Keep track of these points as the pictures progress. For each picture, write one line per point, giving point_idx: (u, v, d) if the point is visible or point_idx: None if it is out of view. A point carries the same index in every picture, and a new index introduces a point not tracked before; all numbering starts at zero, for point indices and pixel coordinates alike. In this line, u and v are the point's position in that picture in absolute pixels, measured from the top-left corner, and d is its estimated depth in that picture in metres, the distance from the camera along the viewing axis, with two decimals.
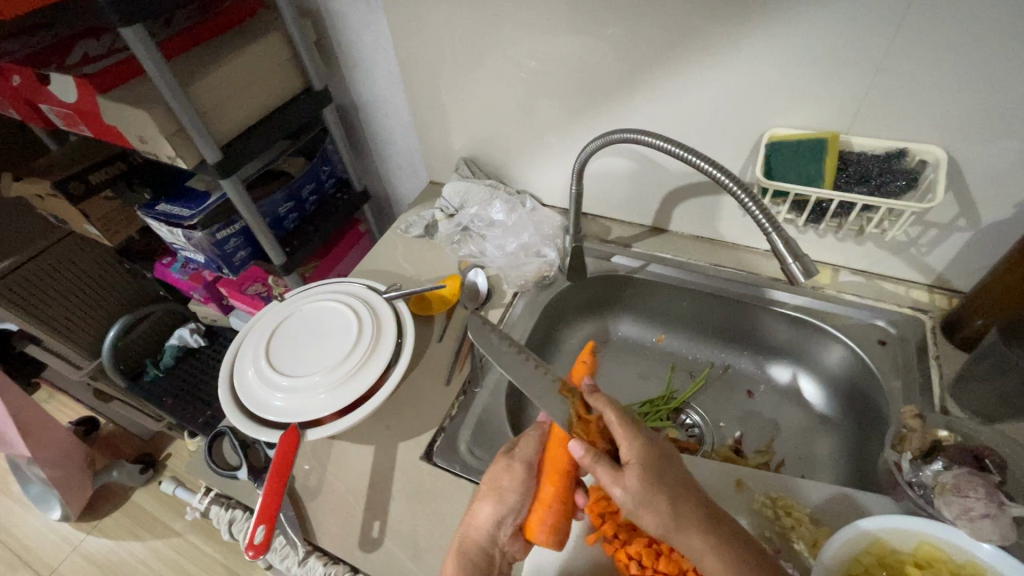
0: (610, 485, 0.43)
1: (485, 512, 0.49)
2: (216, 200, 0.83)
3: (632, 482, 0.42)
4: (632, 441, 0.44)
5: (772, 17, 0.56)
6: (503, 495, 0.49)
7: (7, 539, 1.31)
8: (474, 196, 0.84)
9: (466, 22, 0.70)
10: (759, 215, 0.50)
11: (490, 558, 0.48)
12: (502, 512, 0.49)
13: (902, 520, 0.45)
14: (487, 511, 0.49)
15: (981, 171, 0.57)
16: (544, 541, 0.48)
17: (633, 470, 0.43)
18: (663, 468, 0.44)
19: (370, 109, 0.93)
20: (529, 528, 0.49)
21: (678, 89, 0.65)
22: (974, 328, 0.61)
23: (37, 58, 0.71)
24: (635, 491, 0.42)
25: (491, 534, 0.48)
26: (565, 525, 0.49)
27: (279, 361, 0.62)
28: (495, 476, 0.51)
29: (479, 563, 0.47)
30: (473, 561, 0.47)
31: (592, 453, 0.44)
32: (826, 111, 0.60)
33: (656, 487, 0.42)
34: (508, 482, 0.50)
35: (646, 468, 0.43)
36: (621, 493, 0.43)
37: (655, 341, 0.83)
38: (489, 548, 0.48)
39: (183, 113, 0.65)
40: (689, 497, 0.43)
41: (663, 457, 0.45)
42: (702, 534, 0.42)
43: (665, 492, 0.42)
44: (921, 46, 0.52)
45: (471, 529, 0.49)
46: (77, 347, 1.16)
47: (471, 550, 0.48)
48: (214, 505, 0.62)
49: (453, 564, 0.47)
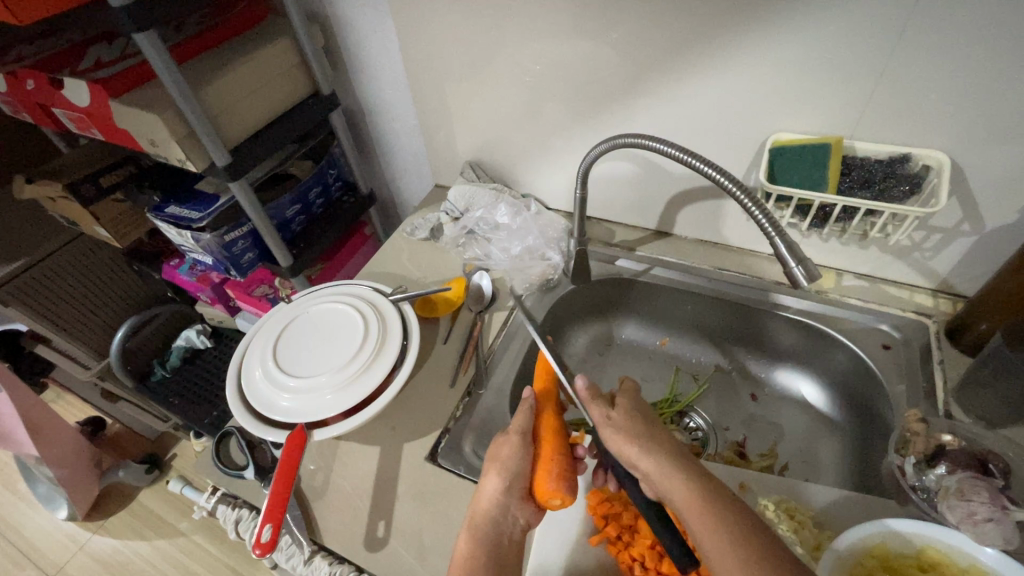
0: (598, 419, 0.52)
1: (491, 484, 0.50)
2: (224, 203, 0.85)
3: (617, 412, 0.51)
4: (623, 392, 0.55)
5: (778, 22, 0.56)
6: (506, 463, 0.51)
7: (14, 538, 1.32)
8: (479, 199, 0.84)
9: (472, 27, 0.71)
10: (762, 219, 0.51)
11: (501, 525, 0.49)
12: (507, 477, 0.50)
13: (892, 523, 0.45)
14: (495, 480, 0.50)
15: (984, 176, 0.57)
16: (556, 492, 0.50)
17: (618, 408, 0.52)
18: (645, 413, 0.52)
19: (376, 112, 0.94)
20: (538, 488, 0.51)
21: (682, 94, 0.66)
22: (979, 332, 0.61)
23: (50, 63, 0.72)
24: (619, 421, 0.51)
25: (501, 504, 0.50)
26: (572, 475, 0.52)
27: (285, 362, 0.63)
28: (495, 451, 0.53)
29: (491, 533, 0.49)
30: (486, 532, 0.48)
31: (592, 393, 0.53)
32: (829, 116, 0.61)
33: (639, 421, 0.51)
34: (506, 454, 0.52)
35: (633, 406, 0.52)
36: (607, 423, 0.51)
37: (658, 345, 0.84)
38: (500, 517, 0.50)
39: (195, 121, 0.66)
40: (666, 433, 0.50)
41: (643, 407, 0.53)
42: (673, 459, 0.46)
43: (645, 425, 0.50)
44: (923, 51, 0.52)
45: (479, 503, 0.50)
46: (85, 347, 1.17)
47: (483, 522, 0.49)
48: (220, 505, 0.62)
49: (467, 543, 0.48)
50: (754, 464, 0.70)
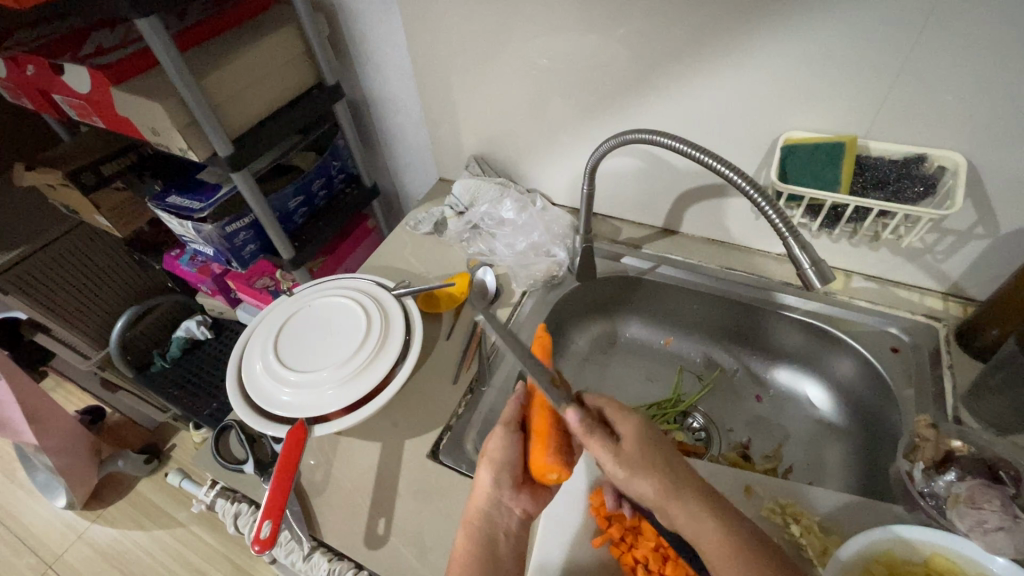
0: (600, 453, 0.46)
1: (484, 478, 0.51)
2: (226, 193, 0.84)
3: (628, 451, 0.45)
4: (620, 412, 0.48)
5: (792, 19, 0.55)
6: (494, 456, 0.51)
7: (12, 526, 1.32)
8: (484, 194, 0.83)
9: (479, 19, 0.70)
10: (775, 218, 0.50)
11: (495, 518, 0.50)
12: (497, 470, 0.51)
13: (901, 530, 0.45)
14: (487, 474, 0.51)
15: (1000, 179, 0.56)
16: (555, 466, 0.49)
17: (624, 440, 0.46)
18: (655, 440, 0.47)
19: (380, 104, 0.92)
20: (536, 463, 0.50)
21: (692, 90, 0.65)
22: (990, 337, 0.60)
23: (51, 49, 0.71)
24: (634, 463, 0.45)
25: (494, 498, 0.51)
26: (569, 447, 0.51)
27: (287, 356, 0.62)
28: (485, 445, 0.53)
29: (484, 530, 0.49)
30: (479, 531, 0.49)
31: (588, 425, 0.46)
32: (843, 115, 0.59)
33: (653, 455, 0.45)
34: (494, 446, 0.52)
35: (640, 436, 0.46)
36: (621, 467, 0.45)
37: (663, 344, 0.83)
38: (494, 511, 0.50)
39: (198, 110, 0.65)
40: (684, 467, 0.45)
41: (654, 432, 0.47)
42: (699, 501, 0.43)
43: (662, 460, 0.45)
44: (940, 51, 0.51)
45: (473, 501, 0.51)
46: (84, 337, 1.17)
47: (476, 520, 0.50)
48: (219, 499, 0.61)
49: (462, 541, 0.49)
50: (758, 466, 0.70)
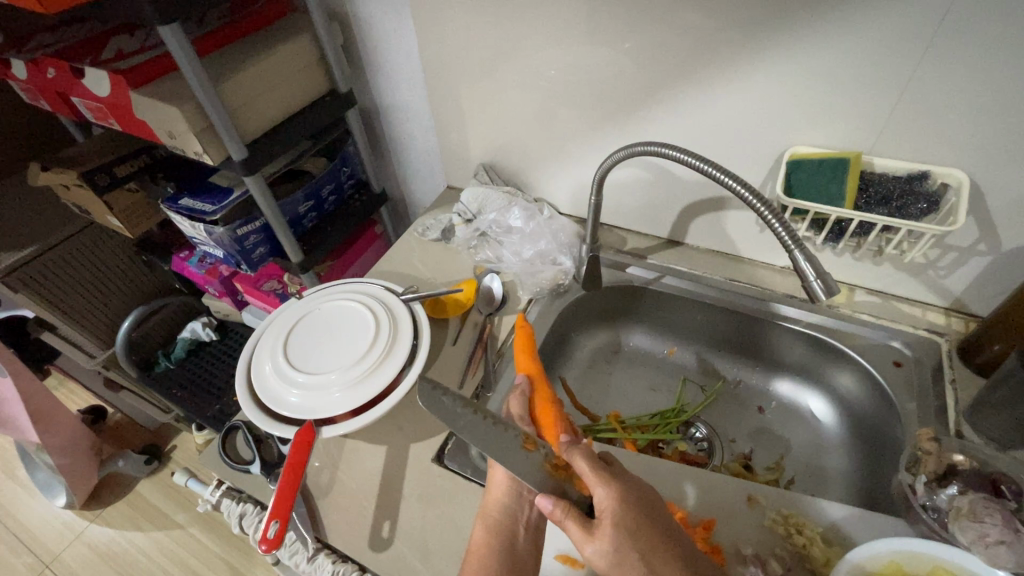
0: (580, 538, 0.43)
1: (498, 479, 0.54)
2: (238, 196, 0.85)
3: (602, 538, 0.42)
4: (603, 487, 0.44)
5: (795, 38, 0.56)
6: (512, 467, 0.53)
7: (10, 524, 1.32)
8: (492, 203, 0.84)
9: (491, 30, 0.72)
10: (781, 231, 0.50)
11: (516, 512, 0.52)
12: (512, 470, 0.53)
13: (868, 547, 0.45)
14: (500, 476, 0.54)
15: (1003, 195, 0.57)
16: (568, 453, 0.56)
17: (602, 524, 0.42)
18: (637, 525, 0.42)
19: (391, 112, 0.94)
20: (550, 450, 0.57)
21: (699, 103, 0.66)
22: (992, 354, 0.60)
23: (73, 52, 0.73)
24: (608, 552, 0.41)
25: (514, 493, 0.53)
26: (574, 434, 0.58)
27: (296, 357, 0.63)
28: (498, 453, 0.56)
29: (504, 524, 0.51)
30: (500, 524, 0.51)
31: (563, 509, 0.44)
32: (848, 131, 0.61)
33: (629, 544, 0.41)
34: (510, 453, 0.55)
35: (617, 520, 0.42)
36: (593, 553, 0.42)
37: (666, 354, 0.83)
38: (513, 504, 0.53)
39: (214, 115, 0.66)
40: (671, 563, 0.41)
41: (638, 513, 0.43)
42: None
43: (639, 551, 0.41)
44: (941, 71, 0.52)
45: (491, 499, 0.53)
46: (91, 336, 1.18)
47: (497, 514, 0.52)
48: (225, 499, 0.62)
49: (481, 532, 0.51)
50: (760, 477, 0.70)
